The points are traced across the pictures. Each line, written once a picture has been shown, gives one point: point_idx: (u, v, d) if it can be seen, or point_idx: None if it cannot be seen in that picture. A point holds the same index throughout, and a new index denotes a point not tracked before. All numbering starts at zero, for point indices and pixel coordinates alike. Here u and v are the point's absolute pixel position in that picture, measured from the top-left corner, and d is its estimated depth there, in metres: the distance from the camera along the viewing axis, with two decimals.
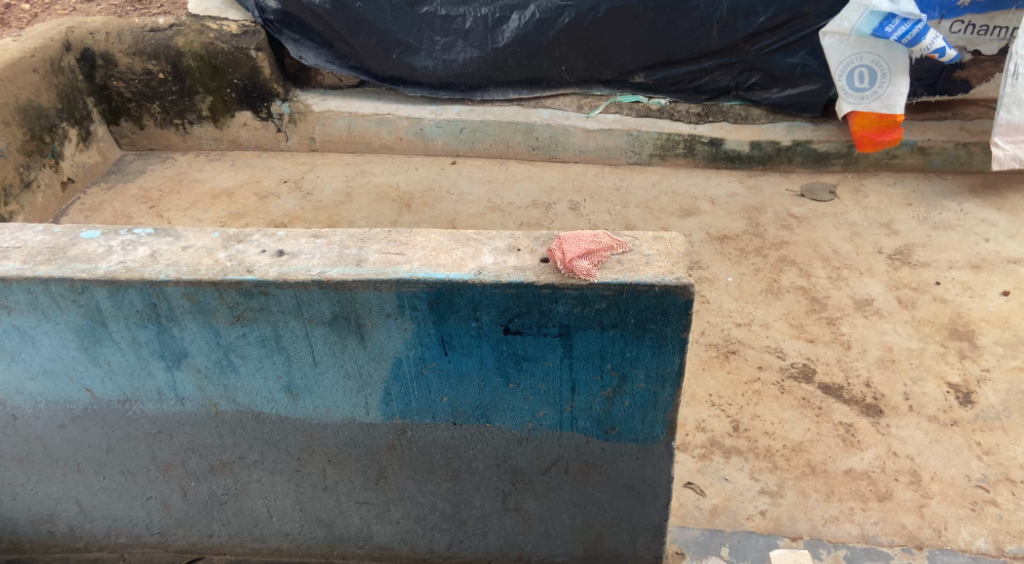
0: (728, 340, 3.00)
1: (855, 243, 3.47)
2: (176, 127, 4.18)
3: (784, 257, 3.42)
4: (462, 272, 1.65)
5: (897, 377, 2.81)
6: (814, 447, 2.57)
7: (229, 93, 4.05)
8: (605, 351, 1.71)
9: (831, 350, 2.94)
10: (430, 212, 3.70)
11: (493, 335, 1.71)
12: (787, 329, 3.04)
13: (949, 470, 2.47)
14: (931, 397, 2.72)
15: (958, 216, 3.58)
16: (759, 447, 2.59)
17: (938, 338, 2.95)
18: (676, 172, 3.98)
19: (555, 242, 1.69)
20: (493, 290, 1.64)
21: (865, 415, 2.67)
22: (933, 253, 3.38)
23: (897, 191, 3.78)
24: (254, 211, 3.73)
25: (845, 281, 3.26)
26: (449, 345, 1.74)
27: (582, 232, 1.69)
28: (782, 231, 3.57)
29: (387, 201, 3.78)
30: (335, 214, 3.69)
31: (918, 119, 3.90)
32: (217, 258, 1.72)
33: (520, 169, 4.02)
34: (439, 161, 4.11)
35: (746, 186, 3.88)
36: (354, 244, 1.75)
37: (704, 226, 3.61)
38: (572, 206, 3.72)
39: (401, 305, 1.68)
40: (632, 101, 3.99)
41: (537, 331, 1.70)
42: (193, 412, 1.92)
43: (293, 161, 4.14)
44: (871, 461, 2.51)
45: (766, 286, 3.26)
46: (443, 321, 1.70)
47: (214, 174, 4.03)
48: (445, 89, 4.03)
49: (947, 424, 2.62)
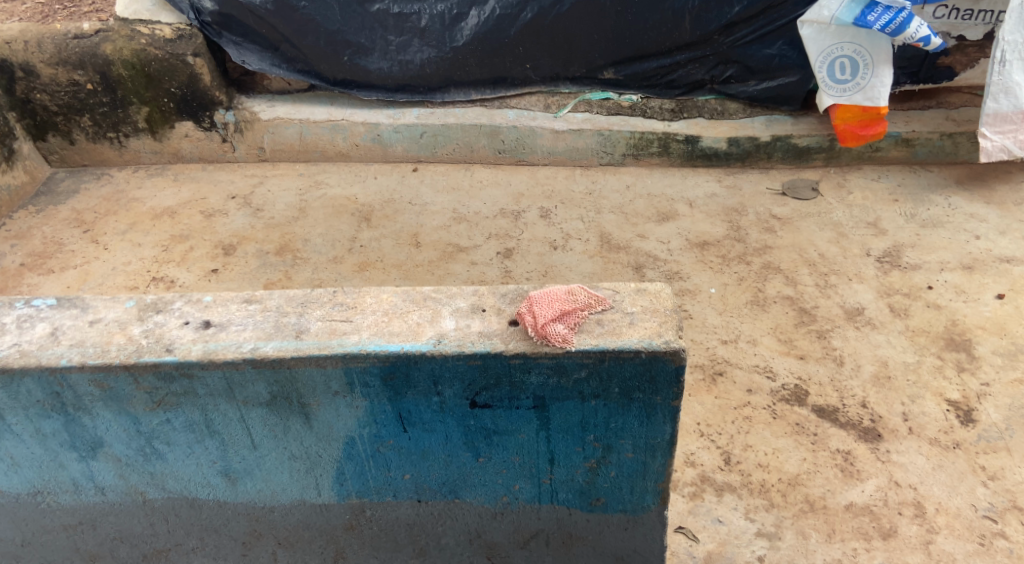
0: (714, 360, 2.81)
1: (841, 245, 3.30)
2: (111, 141, 3.85)
3: (768, 263, 3.23)
4: (418, 342, 1.43)
5: (893, 395, 2.65)
6: (811, 480, 2.41)
7: (167, 103, 3.74)
8: (586, 422, 1.51)
9: (823, 367, 2.77)
10: (390, 225, 3.45)
11: (459, 409, 1.50)
12: (776, 346, 2.86)
13: (954, 500, 2.33)
14: (931, 417, 2.57)
15: (947, 212, 3.43)
16: (753, 482, 2.42)
17: (935, 350, 2.80)
18: (651, 173, 3.76)
19: (526, 301, 1.48)
20: (455, 362, 1.42)
21: (863, 441, 2.51)
22: (923, 254, 3.23)
23: (882, 186, 3.62)
24: (198, 232, 3.45)
25: (834, 288, 3.09)
26: (409, 422, 1.52)
27: (555, 289, 1.47)
28: (765, 234, 3.38)
29: (344, 215, 3.52)
30: (288, 232, 3.43)
31: (901, 109, 3.73)
32: (130, 334, 1.47)
33: (486, 175, 3.77)
34: (400, 168, 3.83)
35: (725, 186, 3.68)
36: (293, 310, 1.51)
37: (683, 232, 3.39)
38: (542, 213, 3.49)
39: (350, 382, 1.46)
40: (602, 98, 3.75)
41: (508, 403, 1.49)
42: (117, 501, 1.68)
43: (241, 173, 3.85)
44: (872, 494, 2.36)
45: (751, 298, 3.06)
46: (399, 397, 1.48)
47: (154, 192, 3.72)
48: (402, 92, 3.76)
49: (950, 447, 2.47)
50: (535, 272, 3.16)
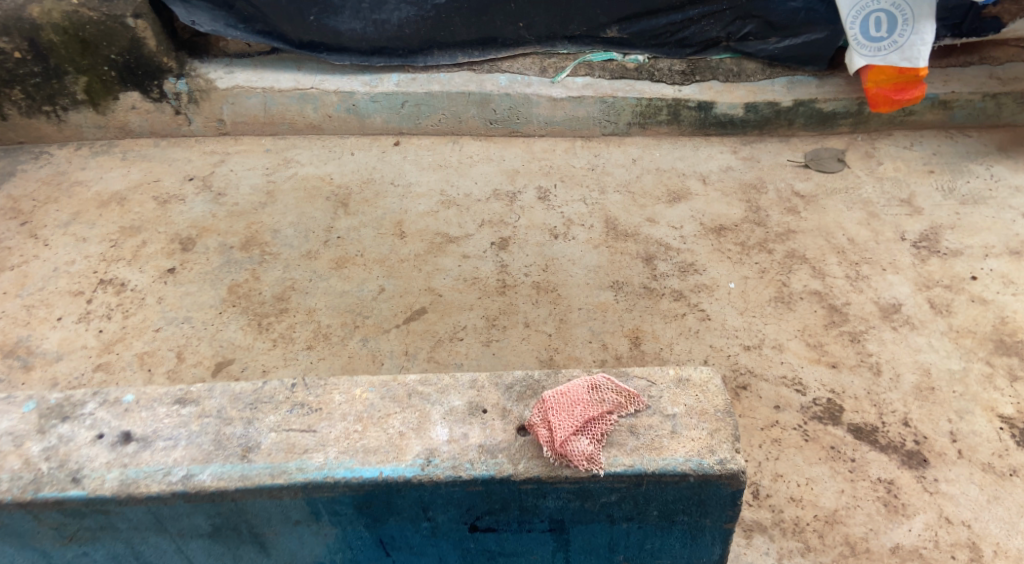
0: (736, 371, 2.50)
1: (872, 227, 2.97)
2: (47, 116, 3.39)
3: (793, 251, 2.89)
4: (401, 465, 1.38)
5: (938, 410, 2.38)
6: (852, 517, 2.15)
7: (108, 72, 3.29)
8: (614, 542, 1.51)
9: (858, 378, 2.48)
10: (370, 212, 3.07)
11: (455, 533, 1.49)
12: (804, 352, 2.56)
13: (1014, 540, 2.09)
14: (982, 438, 2.31)
15: (989, 184, 3.10)
16: (785, 520, 2.16)
17: (983, 355, 2.52)
18: (659, 143, 3.37)
19: (540, 407, 1.42)
20: (450, 488, 1.39)
21: (907, 467, 2.25)
22: (964, 236, 2.91)
23: (915, 155, 3.26)
24: (151, 223, 3.06)
25: (866, 281, 2.78)
26: (392, 545, 1.52)
27: (577, 395, 1.42)
28: (788, 215, 3.04)
29: (318, 199, 3.14)
30: (254, 221, 3.05)
31: (939, 65, 3.35)
32: (30, 455, 1.43)
33: (476, 149, 3.36)
34: (379, 142, 3.42)
35: (742, 157, 3.30)
36: (239, 421, 1.46)
37: (697, 214, 3.03)
38: (540, 194, 3.12)
39: (315, 512, 1.43)
40: (604, 60, 3.34)
41: (517, 527, 1.47)
42: None
43: (198, 149, 3.42)
44: (921, 534, 2.11)
45: (775, 294, 2.74)
46: (379, 523, 1.46)
47: (101, 174, 3.31)
48: (377, 55, 3.32)
49: (1005, 475, 2.22)
50: (535, 267, 2.82)
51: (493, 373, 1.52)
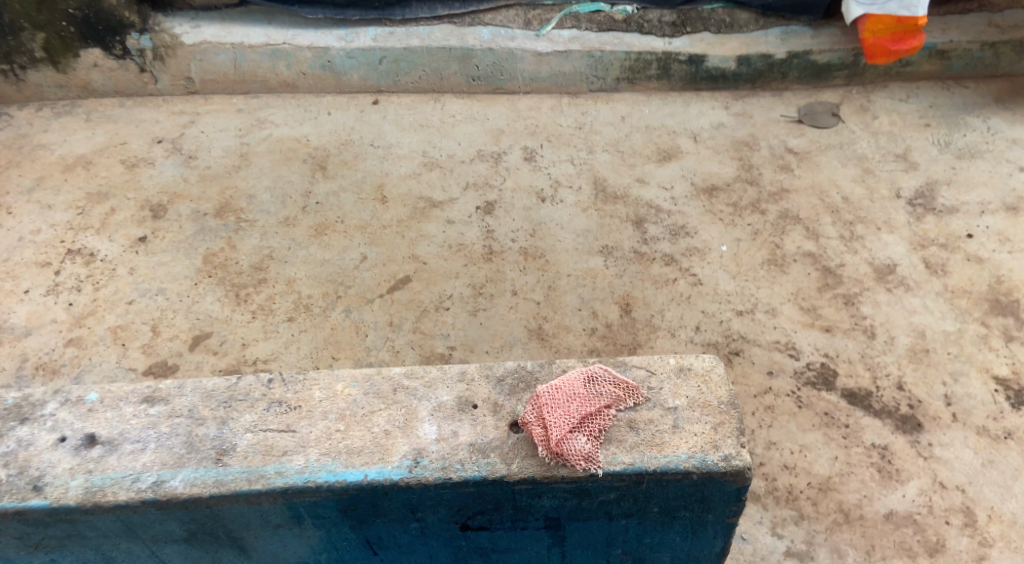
0: (729, 337, 2.44)
1: (867, 184, 2.90)
2: (5, 75, 3.20)
3: (786, 211, 2.82)
4: (389, 467, 1.33)
5: (933, 373, 2.35)
6: (846, 484, 2.13)
7: (67, 27, 3.12)
8: (612, 537, 1.49)
9: (852, 342, 2.44)
10: (350, 175, 2.95)
11: (446, 532, 1.45)
12: (798, 316, 2.50)
13: (1008, 504, 2.08)
14: (977, 400, 2.28)
15: (985, 138, 3.03)
16: (779, 488, 2.13)
17: (978, 315, 2.48)
18: (648, 99, 3.26)
19: (535, 404, 1.38)
20: (440, 490, 1.35)
21: (901, 432, 2.23)
22: (960, 193, 2.84)
23: (911, 108, 3.18)
24: (120, 188, 2.93)
25: (861, 241, 2.71)
26: (380, 545, 1.48)
27: (575, 390, 1.39)
28: (781, 173, 2.96)
29: (295, 162, 3.01)
30: (228, 186, 2.92)
31: (938, 14, 3.27)
32: None
33: (458, 107, 3.23)
34: (357, 100, 3.27)
35: (734, 113, 3.20)
36: (212, 420, 1.41)
37: (688, 174, 2.94)
38: (526, 154, 3.01)
39: (297, 516, 1.38)
40: (592, 11, 3.26)
41: (510, 525, 1.44)
42: None
43: (167, 109, 3.26)
44: (915, 499, 2.10)
45: (768, 256, 2.67)
46: (365, 525, 1.42)
47: (65, 136, 3.14)
48: (353, 7, 3.18)
49: (1000, 438, 2.21)
50: (522, 231, 2.73)
51: (483, 365, 1.48)
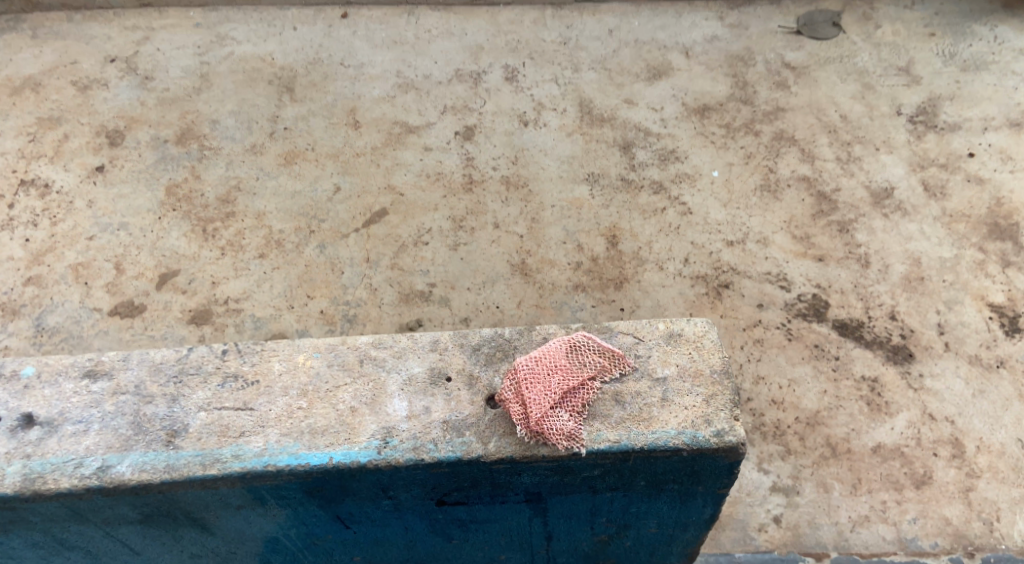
0: (719, 269, 2.36)
1: (866, 101, 2.76)
2: None
3: (781, 132, 2.68)
4: (357, 449, 1.29)
5: (927, 301, 2.29)
6: (834, 418, 2.10)
7: None
8: (596, 507, 1.44)
9: (845, 271, 2.36)
10: (319, 97, 2.76)
11: (421, 507, 1.41)
12: (790, 246, 2.41)
13: (997, 434, 2.07)
14: (970, 329, 2.24)
15: (992, 47, 2.87)
16: (766, 424, 2.10)
17: (976, 240, 2.40)
18: (638, 10, 3.05)
19: (513, 380, 1.33)
20: (412, 471, 1.29)
21: (892, 364, 2.18)
22: (963, 108, 2.71)
23: (915, 16, 3.00)
24: (73, 112, 2.74)
25: (858, 163, 2.60)
26: (351, 520, 1.43)
27: (557, 365, 1.33)
28: (777, 90, 2.80)
29: (260, 83, 2.81)
30: (189, 110, 2.74)
31: None
32: None
33: (434, 20, 3.01)
34: (325, 14, 3.04)
35: (728, 25, 3.00)
36: (160, 398, 1.36)
37: (679, 92, 2.78)
38: (508, 74, 2.83)
39: (260, 498, 1.33)
40: None
41: (489, 500, 1.40)
42: None
43: (119, 25, 3.02)
44: (904, 432, 2.07)
45: (761, 182, 2.56)
46: (335, 503, 1.37)
47: (9, 55, 2.91)
48: None
49: (993, 367, 2.17)
50: (503, 158, 2.59)
51: (458, 332, 1.42)
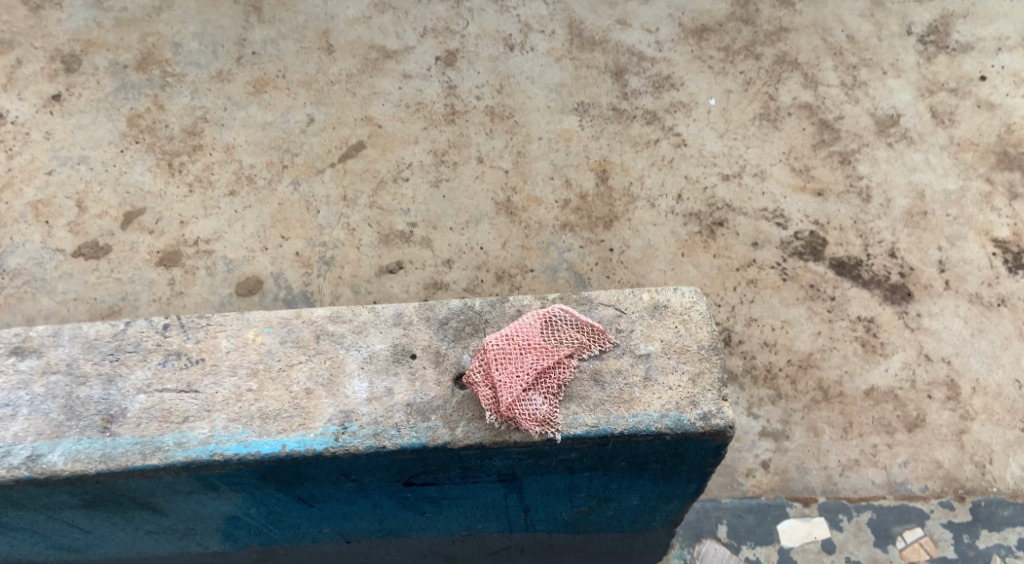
0: (713, 206, 2.25)
1: (875, 19, 2.57)
2: None
3: (784, 54, 2.51)
4: (313, 436, 1.23)
5: (929, 237, 2.20)
6: (826, 360, 2.04)
7: None
8: (574, 485, 1.40)
9: (845, 206, 2.25)
10: (289, 18, 2.57)
11: (386, 488, 1.36)
12: (789, 179, 2.29)
13: (994, 375, 2.02)
14: (973, 266, 2.15)
15: None
16: (757, 367, 2.04)
17: (983, 171, 2.29)
18: None
19: (484, 361, 1.27)
20: (372, 458, 1.24)
21: (889, 303, 2.11)
22: (977, 27, 2.54)
23: None
24: (24, 34, 2.54)
25: (864, 88, 2.44)
26: (315, 499, 1.40)
27: (531, 345, 1.27)
28: (781, 8, 2.61)
29: (225, 2, 2.60)
30: (150, 32, 2.54)
31: None
32: None
33: None
34: None
35: None
36: (95, 378, 1.30)
37: (676, 11, 2.59)
38: None
39: (211, 483, 1.28)
40: None
41: (458, 480, 1.35)
42: None
43: None
44: (898, 374, 2.02)
45: (760, 110, 2.41)
46: (294, 487, 1.33)
47: None
48: None
49: (993, 305, 2.10)
50: (487, 86, 2.43)
51: (423, 306, 1.36)
